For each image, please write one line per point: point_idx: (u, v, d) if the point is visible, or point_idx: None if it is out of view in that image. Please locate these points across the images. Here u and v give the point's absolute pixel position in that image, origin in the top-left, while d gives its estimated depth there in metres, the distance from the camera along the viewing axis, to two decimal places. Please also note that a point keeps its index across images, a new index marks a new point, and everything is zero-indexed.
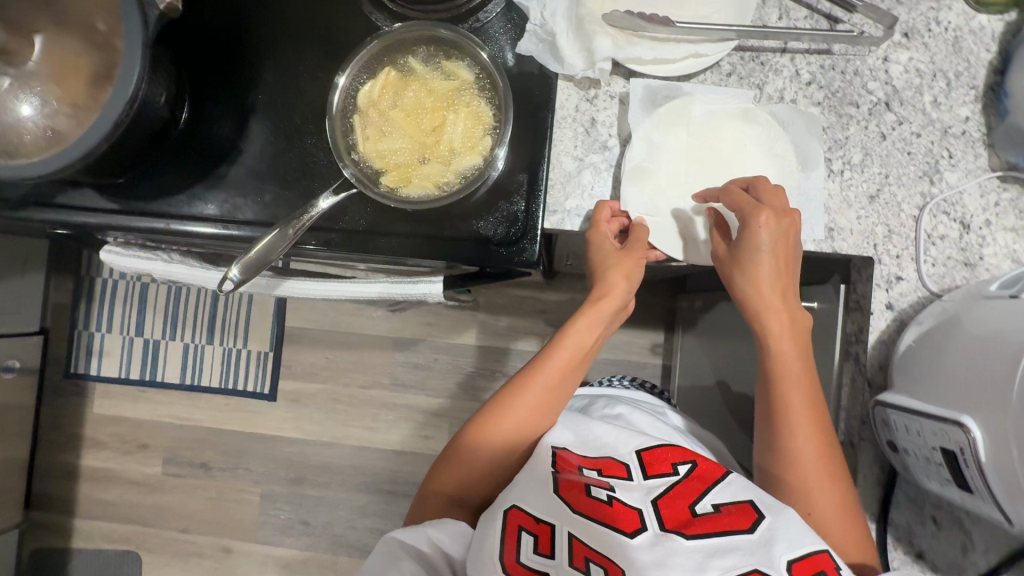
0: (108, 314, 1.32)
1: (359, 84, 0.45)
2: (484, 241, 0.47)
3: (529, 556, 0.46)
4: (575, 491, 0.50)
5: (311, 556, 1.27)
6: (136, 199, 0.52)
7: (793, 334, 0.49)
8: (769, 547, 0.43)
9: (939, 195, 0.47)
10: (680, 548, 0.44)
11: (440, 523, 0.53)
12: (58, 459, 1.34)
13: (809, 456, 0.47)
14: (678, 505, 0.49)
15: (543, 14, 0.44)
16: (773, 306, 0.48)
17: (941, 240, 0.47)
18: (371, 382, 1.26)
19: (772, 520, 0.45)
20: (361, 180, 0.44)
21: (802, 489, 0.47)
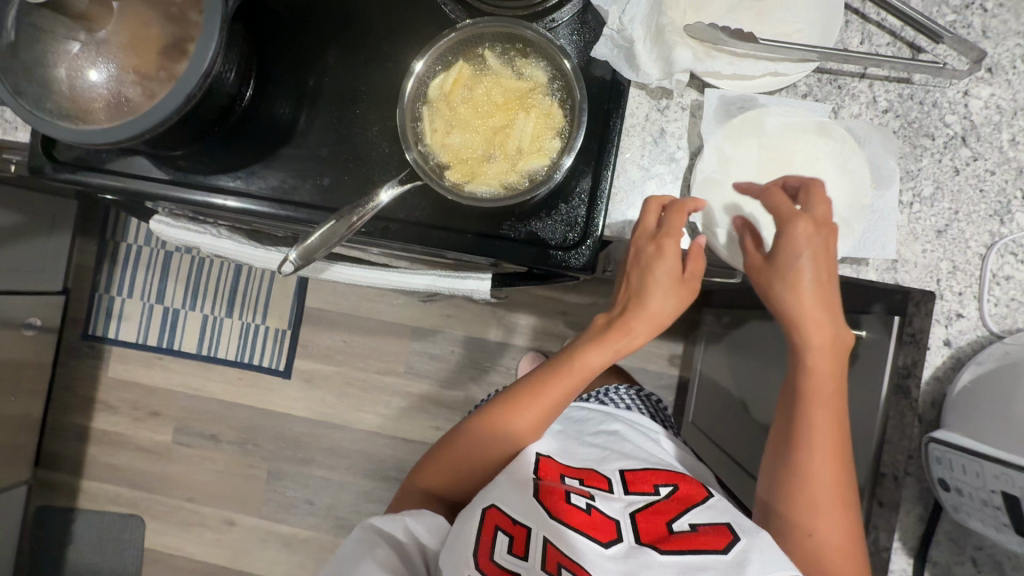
0: (129, 279, 1.33)
1: (432, 75, 0.45)
2: (542, 245, 0.47)
3: (502, 555, 0.47)
4: (554, 497, 0.51)
5: (312, 536, 1.28)
6: (192, 171, 0.53)
7: (828, 362, 0.47)
8: (742, 567, 0.44)
9: (1008, 236, 0.47)
10: (653, 561, 0.46)
11: (417, 513, 0.54)
12: (70, 419, 1.35)
13: (823, 486, 0.47)
14: (655, 521, 0.50)
15: (621, 19, 0.44)
16: (807, 325, 0.46)
17: (1005, 281, 0.47)
18: (386, 369, 1.26)
19: (748, 542, 0.46)
20: (428, 173, 0.44)
21: (808, 518, 0.47)
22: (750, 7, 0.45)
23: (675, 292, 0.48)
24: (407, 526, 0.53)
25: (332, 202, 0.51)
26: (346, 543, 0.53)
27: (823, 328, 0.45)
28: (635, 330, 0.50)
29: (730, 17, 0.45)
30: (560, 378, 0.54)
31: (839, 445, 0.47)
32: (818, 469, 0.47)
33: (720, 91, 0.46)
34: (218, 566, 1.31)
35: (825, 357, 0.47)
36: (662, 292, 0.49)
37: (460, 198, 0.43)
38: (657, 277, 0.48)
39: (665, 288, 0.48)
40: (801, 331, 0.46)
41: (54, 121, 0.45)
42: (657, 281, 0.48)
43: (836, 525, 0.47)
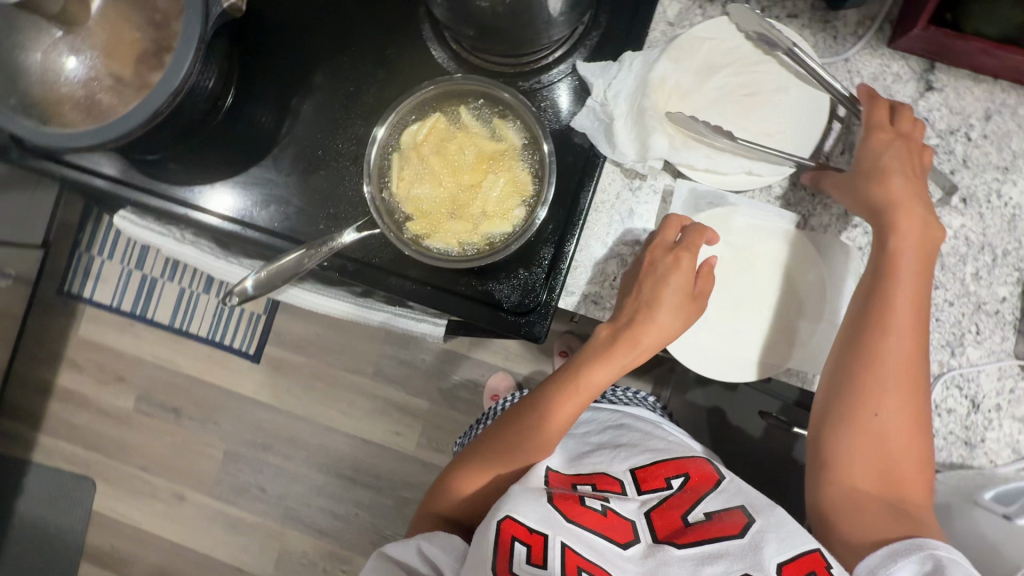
0: (112, 241, 1.32)
1: (405, 125, 0.45)
2: (496, 308, 0.47)
3: (522, 566, 0.47)
4: (570, 501, 0.52)
5: (260, 522, 1.28)
6: (162, 177, 0.52)
7: (922, 251, 0.49)
8: (758, 551, 0.47)
9: (956, 369, 0.55)
10: (671, 558, 0.48)
11: (431, 536, 0.55)
12: (35, 372, 1.34)
13: (898, 369, 0.49)
14: (670, 516, 0.52)
15: (605, 94, 0.45)
16: (906, 217, 0.49)
17: (948, 412, 0.55)
18: (355, 368, 1.26)
19: (761, 523, 0.50)
20: (389, 228, 0.43)
21: (876, 400, 0.49)
22: (735, 101, 0.47)
23: (683, 310, 0.47)
24: (419, 549, 0.54)
25: (295, 230, 0.51)
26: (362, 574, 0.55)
27: (914, 220, 0.48)
28: (642, 343, 0.48)
29: (713, 108, 0.46)
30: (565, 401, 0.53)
31: (917, 323, 0.49)
32: (896, 348, 0.49)
33: (692, 184, 0.48)
34: (163, 538, 1.31)
35: (918, 241, 0.49)
36: (672, 306, 0.47)
37: (416, 254, 0.43)
38: (669, 291, 0.46)
39: (674, 303, 0.47)
40: (897, 217, 0.49)
41: (17, 117, 0.43)
42: (669, 296, 0.46)
43: (904, 408, 0.49)
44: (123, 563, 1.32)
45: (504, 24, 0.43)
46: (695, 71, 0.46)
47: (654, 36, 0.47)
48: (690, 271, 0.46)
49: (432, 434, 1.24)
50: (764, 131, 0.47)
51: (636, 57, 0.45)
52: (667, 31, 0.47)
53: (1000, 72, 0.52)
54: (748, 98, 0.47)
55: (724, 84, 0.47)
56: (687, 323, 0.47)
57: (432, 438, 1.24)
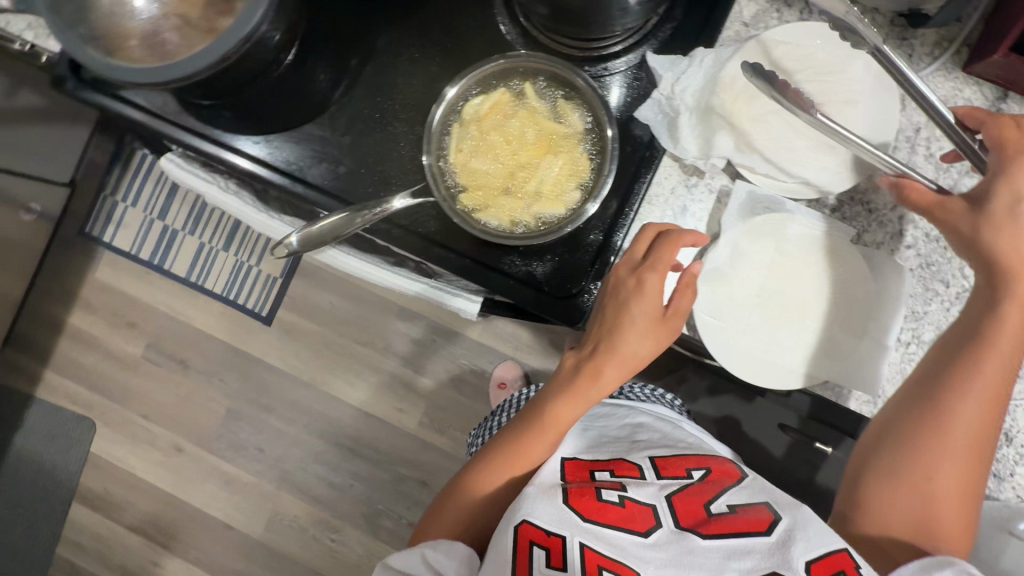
0: (138, 187, 1.32)
1: (469, 96, 0.45)
2: (538, 289, 0.47)
3: (542, 571, 0.47)
4: (586, 497, 0.52)
5: (255, 482, 1.29)
6: (213, 123, 0.52)
7: (1018, 325, 0.48)
8: (786, 548, 0.47)
9: None
10: (696, 547, 0.48)
11: (436, 543, 0.54)
12: (48, 309, 1.35)
13: (962, 436, 0.49)
14: (692, 503, 0.52)
15: (674, 87, 0.45)
16: (1021, 273, 0.47)
17: None
18: (365, 341, 1.27)
19: (789, 522, 0.49)
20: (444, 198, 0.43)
21: (931, 463, 0.49)
22: (803, 108, 0.47)
23: (652, 332, 0.45)
24: (425, 556, 0.53)
25: (342, 190, 0.50)
26: None
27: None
28: (607, 372, 0.46)
29: (780, 113, 0.46)
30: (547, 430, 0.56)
31: (997, 395, 0.48)
32: (967, 415, 0.48)
33: (750, 187, 0.48)
34: (158, 486, 1.32)
35: (1016, 313, 0.47)
36: (640, 332, 0.45)
37: (462, 224, 0.42)
38: (632, 318, 0.45)
39: (644, 327, 0.45)
40: (1011, 280, 0.47)
41: (83, 46, 0.43)
42: (633, 322, 0.45)
43: (959, 476, 0.49)
44: (115, 507, 1.33)
45: (580, 5, 0.42)
46: (770, 73, 0.46)
47: (727, 35, 0.48)
48: (657, 289, 0.44)
49: (434, 414, 1.25)
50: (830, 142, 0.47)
51: (709, 54, 0.45)
52: (741, 31, 0.48)
53: None
54: (815, 106, 0.47)
55: (794, 91, 0.47)
56: (654, 348, 0.45)
57: (433, 418, 1.25)
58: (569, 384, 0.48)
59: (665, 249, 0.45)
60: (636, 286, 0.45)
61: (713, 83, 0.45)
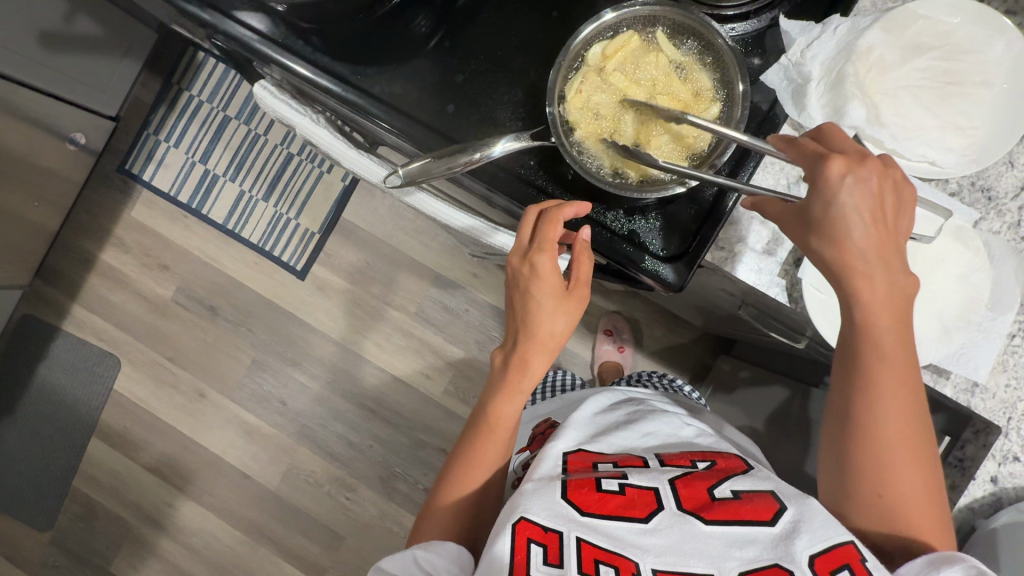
0: (181, 129, 1.31)
1: (598, 41, 0.45)
2: (644, 249, 0.52)
3: (539, 567, 0.47)
4: (584, 489, 0.51)
5: (274, 434, 1.30)
6: (311, 50, 0.52)
7: (893, 313, 0.43)
8: (790, 540, 0.46)
9: None
10: (698, 532, 0.48)
11: (428, 543, 0.53)
12: (80, 244, 1.35)
13: (893, 442, 0.45)
14: (697, 488, 0.51)
15: (804, 53, 0.44)
16: (867, 271, 0.42)
17: None
18: (397, 304, 1.26)
19: (794, 512, 0.48)
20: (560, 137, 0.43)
21: (878, 485, 0.45)
22: (935, 86, 0.46)
23: (561, 311, 0.49)
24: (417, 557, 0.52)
25: (445, 129, 0.51)
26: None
27: (874, 278, 0.42)
28: (530, 364, 0.51)
29: (907, 89, 0.45)
30: (487, 439, 0.55)
31: (906, 387, 0.45)
32: (891, 420, 0.45)
33: None
34: (177, 429, 1.33)
35: (885, 303, 0.43)
36: (553, 313, 0.49)
37: (581, 171, 0.42)
38: (538, 301, 0.49)
39: (559, 309, 0.49)
40: (857, 279, 0.42)
41: None
42: (542, 307, 0.49)
43: (911, 480, 0.45)
44: (132, 446, 1.34)
45: None
46: (904, 47, 0.46)
47: (863, 5, 0.48)
48: (552, 268, 0.49)
49: (460, 383, 1.24)
50: (956, 124, 0.46)
51: (844, 23, 0.45)
52: (879, 3, 0.48)
53: None
54: (948, 85, 0.46)
55: (927, 68, 0.46)
56: (567, 322, 0.49)
57: (458, 388, 1.25)
58: (503, 378, 0.53)
59: (548, 229, 0.48)
60: (532, 270, 0.49)
61: (846, 49, 0.45)
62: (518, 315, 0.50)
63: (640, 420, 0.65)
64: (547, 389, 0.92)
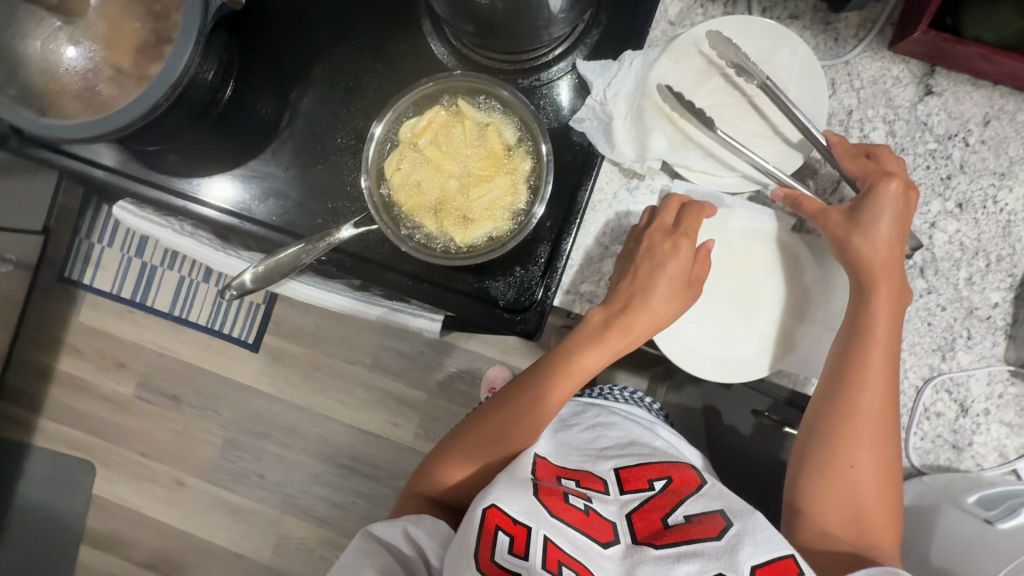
0: (113, 227, 1.32)
1: (406, 119, 0.54)
2: (494, 304, 0.56)
3: (503, 555, 0.50)
4: (554, 497, 0.53)
5: (258, 509, 1.30)
6: (159, 169, 0.57)
7: (894, 310, 0.54)
8: (734, 552, 0.48)
9: (946, 372, 0.59)
10: (648, 557, 0.49)
11: (418, 520, 0.58)
12: (36, 358, 1.35)
13: (871, 423, 0.55)
14: (651, 518, 0.53)
15: (603, 93, 0.54)
16: (886, 268, 0.54)
17: (937, 415, 0.60)
18: (354, 358, 1.27)
19: (739, 527, 0.50)
20: (377, 208, 0.52)
21: (851, 455, 0.55)
22: (733, 101, 0.56)
23: (675, 296, 0.55)
24: (407, 532, 0.57)
25: (293, 221, 0.57)
26: (346, 552, 0.57)
27: (891, 273, 0.54)
28: (635, 329, 0.55)
29: (713, 108, 0.56)
30: (560, 386, 0.59)
31: (890, 380, 0.55)
32: (870, 399, 0.54)
33: (688, 185, 0.57)
34: (163, 522, 1.33)
35: (890, 293, 0.54)
36: (666, 294, 0.55)
37: (412, 250, 0.51)
38: (667, 277, 0.54)
39: (668, 293, 0.55)
40: (876, 276, 0.54)
41: (17, 107, 0.45)
42: (662, 283, 0.54)
43: (876, 457, 0.55)
44: (124, 547, 1.34)
45: (503, 26, 0.46)
46: (697, 70, 0.56)
47: (655, 34, 0.57)
48: (688, 254, 0.55)
49: (429, 425, 1.25)
50: (759, 134, 0.56)
51: (636, 57, 0.55)
52: (669, 28, 0.57)
53: (997, 78, 0.57)
54: (744, 99, 0.56)
55: (723, 85, 0.56)
56: (680, 309, 0.55)
57: (428, 429, 1.25)
58: (600, 336, 0.57)
59: (693, 219, 0.54)
60: (672, 249, 0.54)
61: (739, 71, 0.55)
62: (635, 282, 0.55)
63: (600, 432, 0.64)
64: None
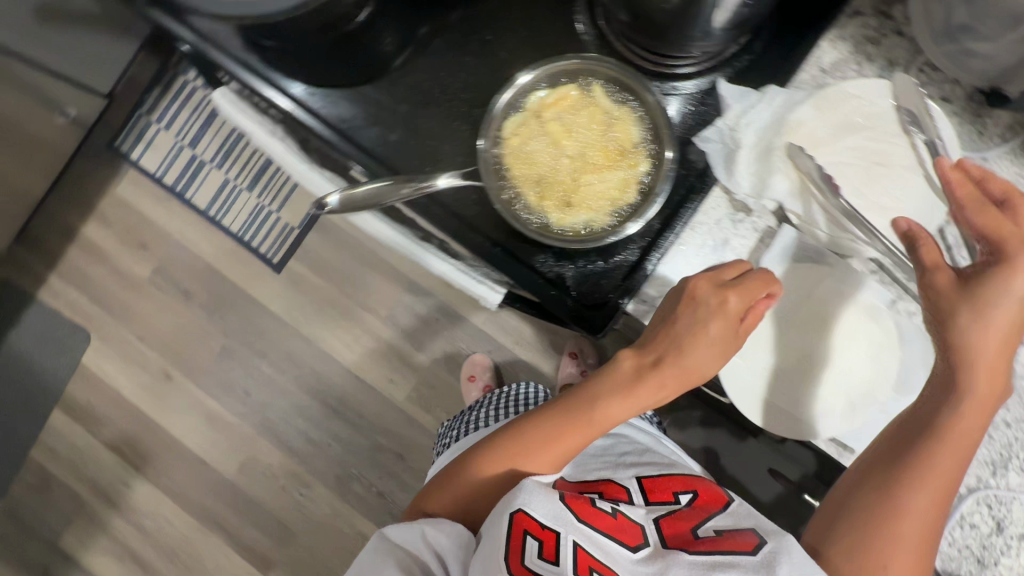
0: (174, 112, 1.32)
1: (539, 90, 0.58)
2: (563, 291, 0.57)
3: (533, 560, 0.49)
4: (580, 503, 0.54)
5: (235, 423, 1.30)
6: (274, 68, 0.56)
7: (984, 408, 0.46)
8: (772, 570, 0.47)
9: (994, 489, 0.59)
10: (681, 561, 0.49)
11: (435, 523, 0.57)
12: (65, 215, 1.35)
13: (915, 520, 0.47)
14: (679, 526, 0.53)
15: (736, 119, 0.55)
16: (986, 357, 0.45)
17: (970, 526, 0.60)
18: (370, 306, 1.27)
19: (776, 547, 0.49)
20: (485, 163, 0.56)
21: (885, 552, 0.47)
22: (865, 164, 0.55)
23: (715, 352, 0.52)
24: (426, 535, 0.57)
25: (392, 157, 0.59)
26: (368, 552, 0.59)
27: (990, 364, 0.45)
28: (671, 379, 0.52)
29: (840, 164, 0.55)
30: (577, 419, 0.56)
31: (949, 481, 0.47)
32: (922, 495, 0.47)
33: (795, 234, 0.56)
34: (138, 408, 1.33)
35: (984, 388, 0.46)
36: (709, 348, 0.52)
37: (501, 209, 0.54)
38: (712, 333, 0.51)
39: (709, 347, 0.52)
40: (983, 362, 0.45)
41: None
42: (708, 335, 0.51)
43: (911, 559, 0.47)
44: (93, 422, 1.34)
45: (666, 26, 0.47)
46: (837, 121, 0.55)
47: (804, 77, 0.58)
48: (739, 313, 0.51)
49: (424, 391, 1.25)
50: (886, 205, 0.54)
51: (781, 95, 0.55)
52: (818, 75, 0.58)
53: None
54: (877, 165, 0.55)
55: (860, 145, 0.55)
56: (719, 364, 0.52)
57: (422, 395, 1.25)
58: (629, 377, 0.54)
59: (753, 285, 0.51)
60: (724, 305, 0.51)
61: (912, 123, 0.54)
62: (678, 329, 0.52)
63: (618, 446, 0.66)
64: (503, 403, 0.84)
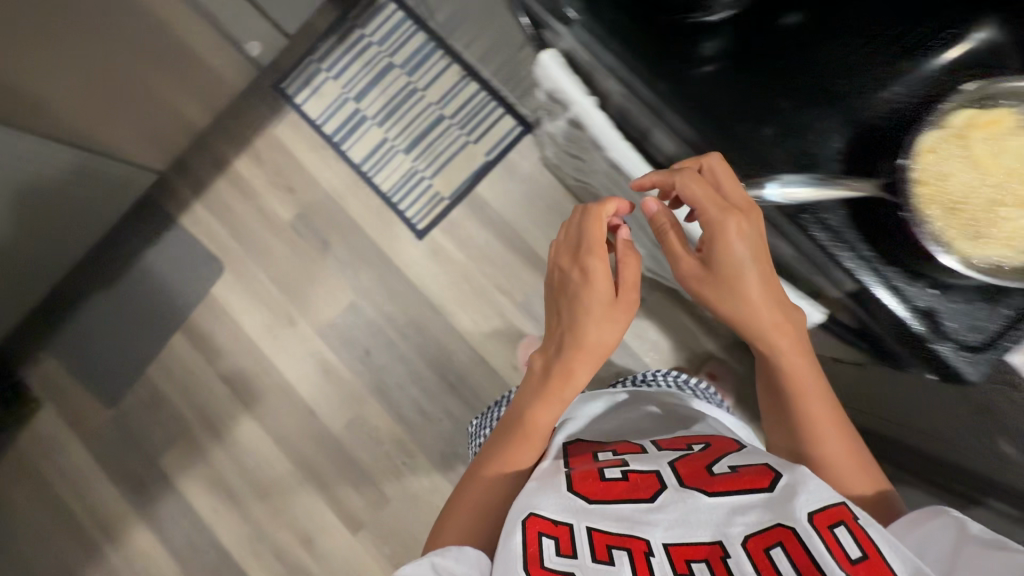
0: (345, 63, 1.33)
1: (973, 112, 0.58)
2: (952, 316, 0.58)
3: (553, 559, 0.44)
4: (588, 480, 0.51)
5: (350, 380, 1.30)
6: None
7: (789, 330, 0.58)
8: (789, 500, 0.45)
9: None
10: (701, 503, 0.47)
11: (444, 550, 0.49)
12: (218, 146, 1.37)
13: (817, 425, 0.58)
14: (694, 467, 0.51)
15: None
16: (755, 296, 0.56)
17: None
18: (506, 289, 1.25)
19: (791, 476, 0.47)
20: (909, 181, 0.57)
21: (819, 458, 0.57)
22: None
23: (607, 317, 0.60)
24: (436, 562, 0.48)
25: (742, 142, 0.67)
26: None
27: (763, 294, 0.56)
28: (573, 362, 0.60)
29: None
30: (512, 435, 0.60)
31: (810, 392, 0.59)
32: (805, 411, 0.58)
33: None
34: (258, 347, 1.34)
35: (766, 310, 0.57)
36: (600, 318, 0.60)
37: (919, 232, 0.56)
38: (592, 306, 0.60)
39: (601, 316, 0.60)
40: (754, 292, 0.56)
41: None
42: (591, 309, 0.60)
43: (840, 447, 0.57)
44: (211, 351, 1.36)
45: None
46: None
47: None
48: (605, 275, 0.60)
49: None
50: None
51: None
52: None
53: None
54: None
55: None
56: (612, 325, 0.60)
57: None
58: (544, 385, 0.61)
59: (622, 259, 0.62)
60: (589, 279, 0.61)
61: None
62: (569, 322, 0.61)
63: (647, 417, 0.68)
64: None
